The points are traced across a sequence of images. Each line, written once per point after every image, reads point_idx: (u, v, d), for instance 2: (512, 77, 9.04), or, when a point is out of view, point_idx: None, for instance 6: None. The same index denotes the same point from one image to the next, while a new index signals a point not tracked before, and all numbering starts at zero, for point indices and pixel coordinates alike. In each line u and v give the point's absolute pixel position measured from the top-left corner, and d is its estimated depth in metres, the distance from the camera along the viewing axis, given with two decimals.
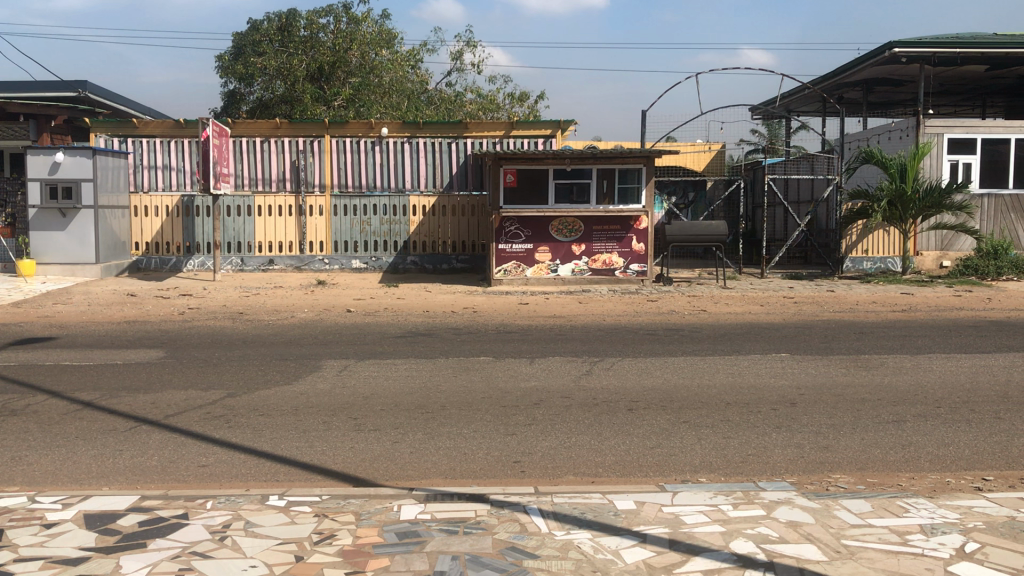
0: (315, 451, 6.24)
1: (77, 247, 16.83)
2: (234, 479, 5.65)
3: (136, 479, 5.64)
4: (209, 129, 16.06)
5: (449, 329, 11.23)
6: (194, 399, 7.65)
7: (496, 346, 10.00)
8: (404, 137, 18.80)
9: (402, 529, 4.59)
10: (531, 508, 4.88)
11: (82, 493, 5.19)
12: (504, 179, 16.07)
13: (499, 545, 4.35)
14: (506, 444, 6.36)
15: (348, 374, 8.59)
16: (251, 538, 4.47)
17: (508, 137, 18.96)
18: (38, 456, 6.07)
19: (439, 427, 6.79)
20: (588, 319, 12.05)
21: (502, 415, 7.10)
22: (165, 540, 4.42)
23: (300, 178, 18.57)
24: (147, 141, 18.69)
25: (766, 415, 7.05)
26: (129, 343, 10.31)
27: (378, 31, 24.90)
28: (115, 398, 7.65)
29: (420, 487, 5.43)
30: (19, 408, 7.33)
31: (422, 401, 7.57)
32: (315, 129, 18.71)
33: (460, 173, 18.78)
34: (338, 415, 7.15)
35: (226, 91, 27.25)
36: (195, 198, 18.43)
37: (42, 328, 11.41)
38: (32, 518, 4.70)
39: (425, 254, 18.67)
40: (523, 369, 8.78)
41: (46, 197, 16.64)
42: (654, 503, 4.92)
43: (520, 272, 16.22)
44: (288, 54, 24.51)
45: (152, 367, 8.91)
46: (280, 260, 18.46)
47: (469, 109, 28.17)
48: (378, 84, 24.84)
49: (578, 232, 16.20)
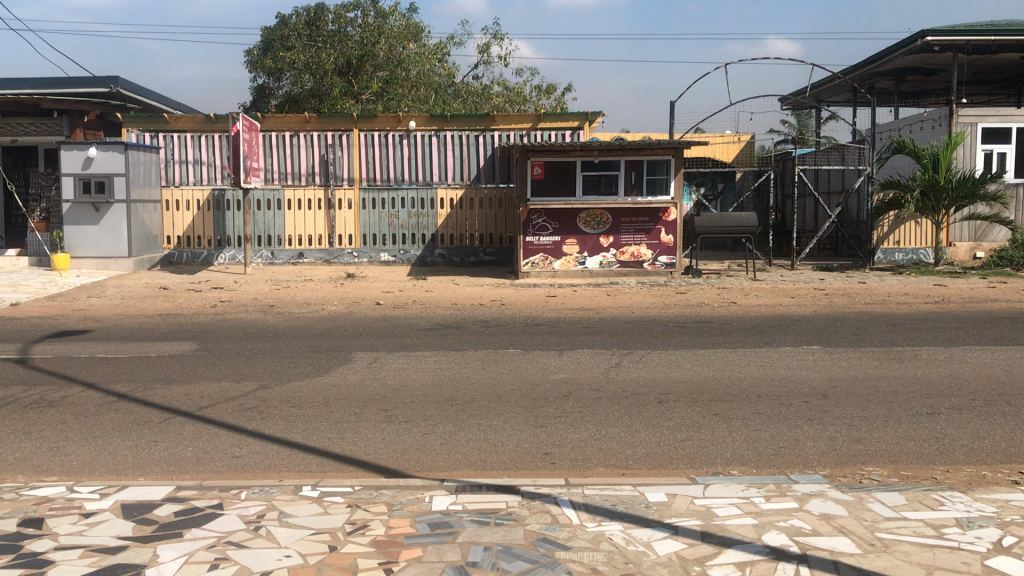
0: (346, 442, 6.28)
1: (110, 241, 17.03)
2: (267, 470, 5.72)
3: (172, 470, 5.71)
4: (240, 123, 16.08)
5: (477, 322, 11.26)
6: (227, 391, 7.73)
7: (524, 339, 9.98)
8: (431, 131, 18.97)
9: (434, 520, 4.62)
10: (563, 499, 4.90)
11: (118, 483, 5.26)
12: (531, 171, 16.01)
13: (530, 536, 4.36)
14: (536, 436, 6.37)
15: (378, 366, 8.64)
16: (285, 529, 4.51)
17: (535, 129, 18.92)
18: (74, 447, 6.16)
19: (470, 419, 6.80)
20: (617, 312, 12.04)
21: (532, 407, 7.10)
22: (200, 530, 4.47)
23: (329, 171, 18.89)
24: (178, 136, 18.97)
25: (796, 408, 7.01)
26: (163, 335, 10.44)
27: (405, 25, 24.78)
28: (149, 390, 7.75)
29: (450, 478, 5.46)
30: (56, 400, 7.43)
31: (452, 393, 7.58)
32: (345, 123, 18.88)
33: (487, 165, 18.99)
34: (368, 406, 7.19)
35: (256, 86, 27.50)
36: (225, 192, 18.54)
37: (77, 321, 11.59)
38: (71, 507, 4.78)
39: (452, 247, 18.65)
40: (552, 360, 8.79)
41: (79, 191, 16.84)
42: (685, 495, 4.91)
43: (547, 264, 16.23)
44: (316, 49, 24.56)
45: (185, 359, 9.02)
46: (310, 254, 18.51)
47: (496, 103, 27.57)
48: (406, 78, 24.62)
49: (606, 224, 16.16)
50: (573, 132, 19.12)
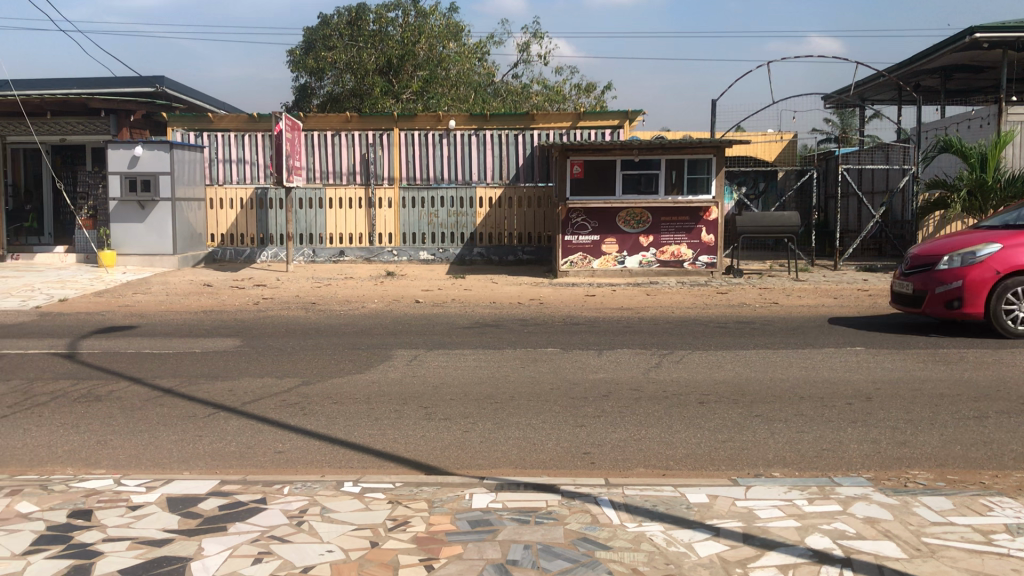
0: (386, 439, 6.32)
1: (156, 239, 17.31)
2: (309, 465, 5.77)
3: (217, 464, 5.80)
4: (283, 122, 16.24)
5: (516, 320, 11.28)
6: (270, 386, 7.82)
7: (563, 338, 9.97)
8: (471, 130, 18.98)
9: (474, 518, 4.64)
10: (603, 499, 4.89)
11: (164, 477, 5.34)
12: (571, 170, 15.98)
13: (570, 535, 4.36)
14: (575, 435, 6.36)
15: (418, 364, 8.68)
16: (327, 524, 4.56)
17: (575, 127, 18.87)
18: (121, 440, 6.27)
19: (510, 418, 6.81)
20: (657, 312, 11.99)
21: (571, 406, 7.10)
22: (244, 524, 4.53)
23: (370, 170, 19.01)
24: (222, 135, 19.21)
25: (840, 410, 6.92)
26: (207, 332, 10.59)
27: (445, 24, 24.87)
28: (194, 385, 7.87)
29: (490, 476, 5.47)
30: (103, 394, 7.57)
31: (491, 391, 7.60)
32: (386, 122, 18.97)
33: (526, 164, 18.94)
34: (409, 403, 7.23)
35: (298, 86, 27.77)
36: (268, 191, 18.78)
37: (124, 317, 11.79)
38: (118, 500, 4.87)
39: (491, 245, 18.68)
40: (591, 360, 8.77)
41: (125, 190, 17.13)
42: (726, 497, 4.88)
43: (587, 263, 16.21)
44: (357, 48, 24.73)
45: (229, 355, 9.13)
46: (350, 252, 18.67)
47: (536, 102, 27.72)
48: (446, 77, 24.73)
49: (646, 223, 16.10)
50: (614, 131, 19.03)
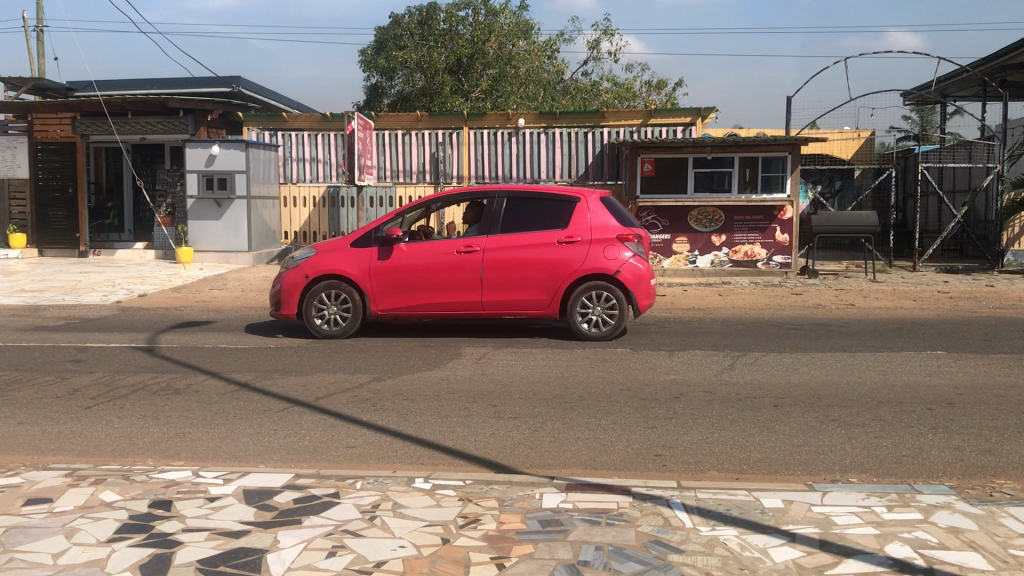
0: (457, 437, 6.34)
1: (231, 236, 17.71)
2: (380, 461, 5.82)
3: (291, 457, 5.89)
4: (355, 122, 16.42)
5: (586, 320, 11.22)
6: (342, 382, 7.92)
7: (633, 338, 9.89)
8: (541, 128, 18.89)
9: (545, 517, 4.62)
10: (675, 502, 4.83)
11: (241, 469, 5.45)
12: (642, 168, 15.93)
13: (642, 538, 4.31)
14: (646, 437, 6.29)
15: (487, 362, 8.69)
16: (400, 519, 4.59)
17: (646, 125, 18.68)
18: (200, 433, 6.41)
19: (580, 418, 6.76)
20: (729, 312, 11.81)
21: (642, 408, 7.03)
22: (318, 517, 4.59)
23: (440, 169, 19.18)
24: (296, 135, 19.52)
25: (920, 415, 6.72)
26: (281, 327, 10.78)
27: (515, 22, 24.92)
28: (269, 380, 8.02)
29: (561, 476, 5.45)
30: (182, 387, 7.77)
31: (561, 391, 7.57)
32: (456, 121, 19.14)
33: (596, 162, 18.78)
34: (478, 402, 7.24)
35: (369, 85, 28.07)
36: (340, 189, 18.97)
37: (201, 312, 12.08)
38: (197, 491, 4.98)
39: None
40: (662, 361, 8.68)
41: (203, 188, 17.56)
42: (802, 502, 4.78)
43: (657, 263, 16.04)
44: (428, 48, 24.90)
45: (302, 351, 9.28)
46: None
47: (605, 99, 27.65)
48: (515, 75, 24.78)
49: (718, 222, 15.86)
50: (685, 128, 18.80)
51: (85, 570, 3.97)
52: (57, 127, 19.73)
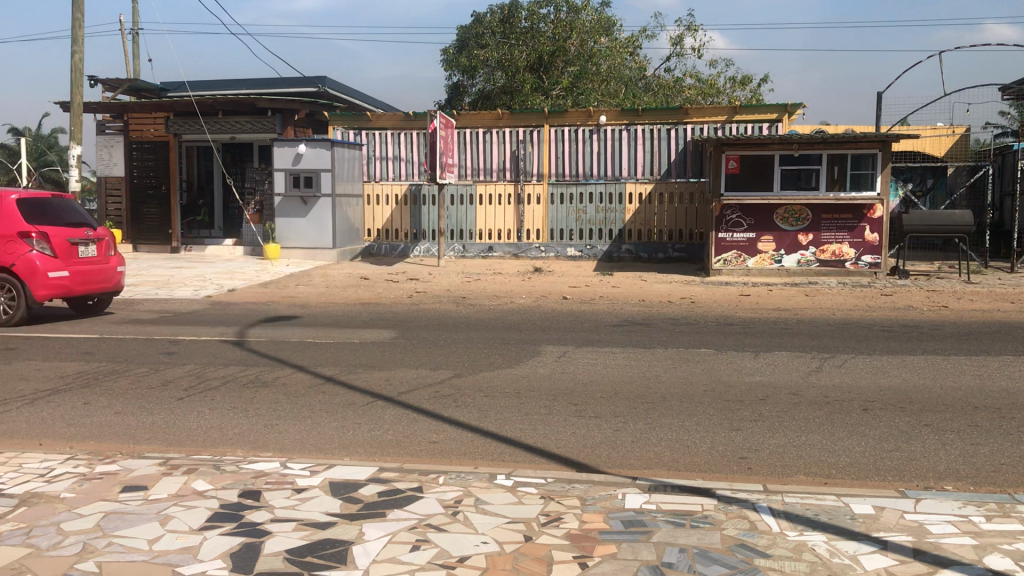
0: (538, 435, 6.34)
1: (316, 233, 18.05)
2: (462, 457, 5.85)
3: (375, 451, 5.97)
4: (436, 121, 16.61)
5: (667, 319, 11.11)
6: (424, 378, 8.01)
7: (716, 339, 9.74)
8: (623, 125, 18.81)
9: (628, 518, 4.58)
10: (761, 506, 4.73)
11: (326, 461, 5.54)
12: (726, 165, 15.56)
13: (727, 541, 4.24)
14: (731, 439, 6.18)
15: (568, 360, 8.67)
16: (482, 515, 4.61)
17: (731, 122, 18.41)
18: (287, 425, 6.54)
19: (663, 419, 6.69)
20: (816, 313, 11.54)
21: (726, 409, 6.92)
22: (402, 511, 4.64)
23: (520, 167, 19.07)
24: (379, 133, 19.69)
25: (1019, 423, 6.46)
26: (364, 323, 10.93)
27: (597, 19, 24.76)
28: (353, 374, 8.15)
29: (643, 477, 5.39)
30: (270, 380, 7.95)
31: (642, 391, 7.51)
32: (536, 118, 19.07)
33: (678, 159, 18.56)
34: (559, 400, 7.22)
35: (451, 83, 28.17)
36: (421, 187, 19.25)
37: (287, 307, 12.35)
38: (284, 482, 5.08)
39: (640, 242, 18.51)
40: (746, 362, 8.52)
41: (289, 186, 17.97)
42: (894, 509, 4.63)
43: (741, 262, 15.79)
44: (509, 46, 24.87)
45: (385, 346, 9.42)
46: (499, 248, 19.04)
47: (688, 95, 27.37)
48: (596, 72, 24.74)
49: (806, 220, 15.54)
50: (771, 125, 18.34)
51: (179, 556, 4.08)
52: (151, 126, 20.42)
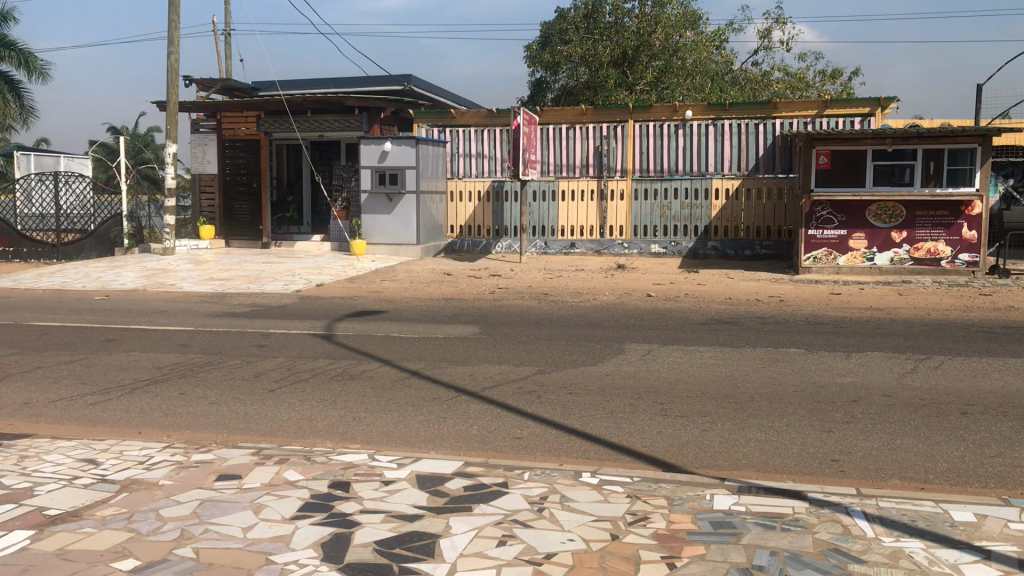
0: (624, 433, 6.29)
1: (401, 228, 18.33)
2: (548, 453, 5.85)
3: (460, 445, 6.01)
4: (520, 117, 16.65)
5: (754, 318, 10.91)
6: (508, 373, 8.03)
7: (805, 338, 9.52)
8: (709, 120, 18.55)
9: (716, 519, 4.51)
10: (855, 510, 4.60)
11: (413, 455, 5.60)
12: (817, 160, 15.27)
13: (820, 546, 4.13)
14: (823, 441, 6.03)
15: (653, 358, 8.59)
16: (568, 512, 4.59)
17: (822, 116, 17.88)
18: (374, 418, 6.64)
19: (751, 419, 6.57)
20: (910, 313, 11.18)
21: (817, 410, 6.75)
22: (488, 506, 4.66)
23: (603, 163, 19.07)
24: (463, 130, 19.84)
25: None
26: (448, 318, 11.02)
27: (683, 13, 24.57)
28: (438, 369, 8.22)
29: (732, 478, 5.30)
30: (357, 373, 8.08)
31: (730, 390, 7.38)
32: (620, 114, 18.96)
33: (766, 155, 18.27)
34: (645, 398, 7.16)
35: (534, 80, 27.98)
36: (504, 183, 19.20)
37: (373, 302, 12.53)
38: (373, 474, 5.16)
39: (726, 239, 18.21)
40: (838, 362, 8.31)
41: (375, 183, 18.24)
42: (998, 518, 4.45)
43: (831, 259, 15.40)
44: (593, 41, 24.81)
45: (469, 342, 9.48)
46: (581, 244, 18.96)
47: (776, 89, 26.73)
48: (681, 67, 24.52)
49: (899, 217, 15.03)
50: (863, 120, 17.78)
51: (272, 545, 4.18)
52: (242, 125, 21.02)
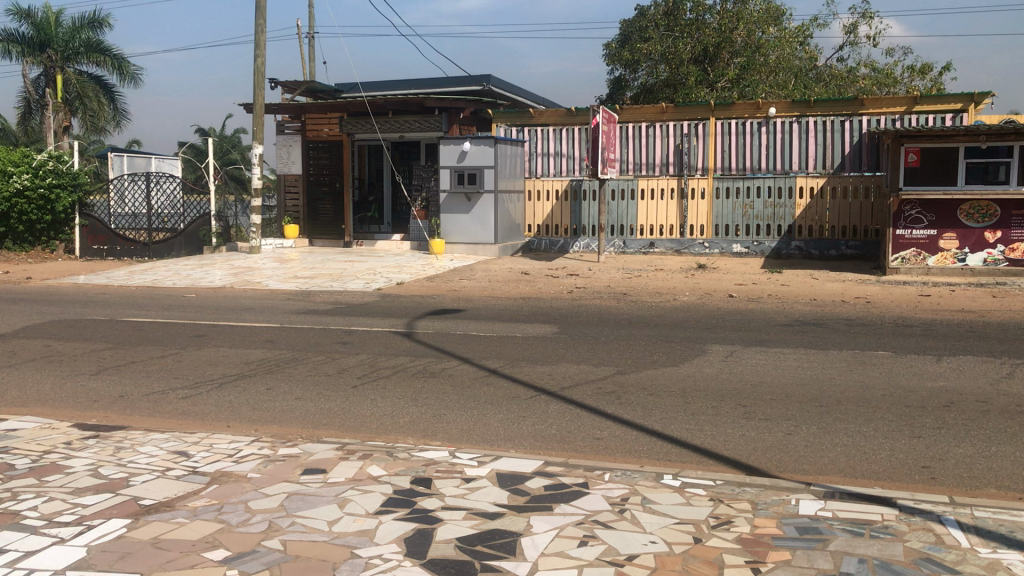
0: (706, 435, 6.21)
1: (480, 228, 18.45)
2: (628, 455, 5.81)
3: (540, 444, 6.02)
4: (599, 116, 16.57)
5: (840, 320, 10.65)
6: (587, 373, 8.00)
7: (893, 341, 9.25)
8: (793, 117, 18.18)
9: (802, 524, 4.42)
10: (948, 519, 4.46)
11: (493, 453, 5.63)
12: (905, 158, 14.84)
13: (911, 554, 4.01)
14: (913, 447, 5.86)
15: (735, 360, 8.47)
16: (649, 514, 4.55)
17: (911, 113, 17.35)
18: (454, 416, 6.69)
19: (836, 423, 6.43)
20: (1005, 316, 10.77)
21: (906, 415, 6.56)
22: (569, 506, 4.65)
23: (684, 161, 18.88)
24: (542, 130, 19.86)
25: None
26: (526, 318, 11.04)
27: (765, 9, 24.15)
28: (517, 368, 8.25)
29: (818, 483, 5.19)
30: (437, 371, 8.16)
31: (815, 394, 7.22)
32: (701, 112, 18.70)
33: (853, 153, 17.84)
34: (727, 401, 7.05)
35: (613, 78, 27.81)
36: (582, 182, 19.15)
37: (452, 300, 12.64)
38: (454, 472, 5.20)
39: (811, 239, 17.81)
40: (928, 366, 8.06)
41: (454, 182, 18.41)
42: None
43: (920, 260, 14.95)
44: (673, 38, 24.57)
45: (548, 341, 9.48)
46: (660, 243, 18.76)
47: (862, 85, 26.09)
48: (764, 63, 24.12)
49: (993, 216, 14.52)
50: (956, 116, 17.20)
51: (356, 538, 4.25)
52: (326, 126, 21.36)
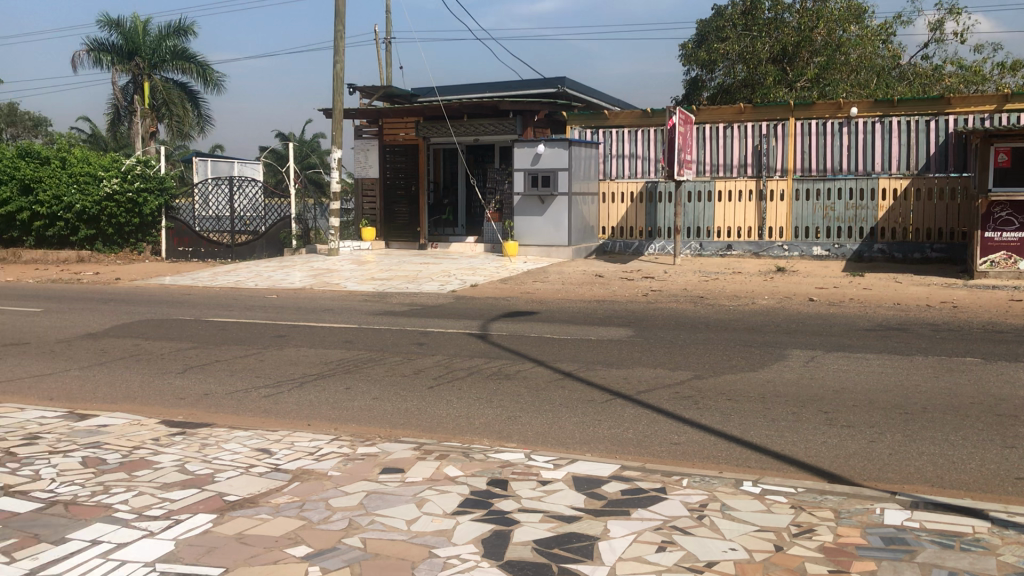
0: (786, 442, 6.10)
1: (554, 231, 18.45)
2: (706, 460, 5.74)
3: (616, 448, 5.99)
4: (675, 117, 16.42)
5: (926, 325, 10.33)
6: (663, 377, 7.93)
7: (983, 348, 8.94)
8: (876, 117, 17.70)
9: (887, 534, 4.31)
10: None
11: (569, 456, 5.62)
12: (995, 158, 14.33)
13: (1004, 569, 3.87)
14: (1005, 457, 5.66)
15: (816, 366, 8.29)
16: (729, 521, 4.49)
17: (1001, 112, 16.73)
18: (529, 418, 6.70)
19: (923, 431, 6.24)
20: None
21: (997, 424, 6.33)
22: (647, 511, 4.62)
23: (763, 162, 18.56)
24: (616, 131, 19.75)
25: None
26: (601, 320, 10.99)
27: (847, 6, 23.58)
28: (592, 371, 8.22)
29: (904, 492, 5.05)
30: (512, 373, 8.19)
31: (900, 401, 7.02)
32: (779, 112, 18.39)
33: (939, 153, 17.26)
34: (808, 407, 6.91)
35: (689, 79, 27.54)
36: (658, 184, 19.01)
37: (527, 302, 12.67)
38: (530, 474, 5.20)
39: (895, 242, 17.34)
40: (1021, 374, 7.76)
41: (528, 185, 18.46)
42: None
43: (1011, 264, 14.42)
44: (751, 38, 24.22)
45: (624, 344, 9.42)
46: (738, 246, 18.56)
47: (949, 84, 25.36)
48: (845, 62, 23.55)
49: None
50: None
51: (435, 538, 4.28)
52: (402, 130, 21.70)
